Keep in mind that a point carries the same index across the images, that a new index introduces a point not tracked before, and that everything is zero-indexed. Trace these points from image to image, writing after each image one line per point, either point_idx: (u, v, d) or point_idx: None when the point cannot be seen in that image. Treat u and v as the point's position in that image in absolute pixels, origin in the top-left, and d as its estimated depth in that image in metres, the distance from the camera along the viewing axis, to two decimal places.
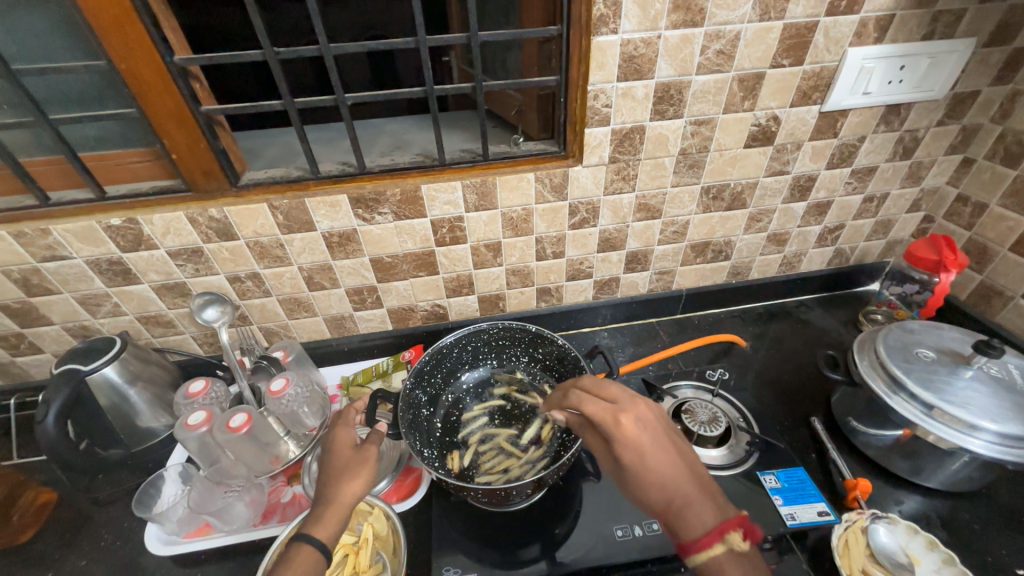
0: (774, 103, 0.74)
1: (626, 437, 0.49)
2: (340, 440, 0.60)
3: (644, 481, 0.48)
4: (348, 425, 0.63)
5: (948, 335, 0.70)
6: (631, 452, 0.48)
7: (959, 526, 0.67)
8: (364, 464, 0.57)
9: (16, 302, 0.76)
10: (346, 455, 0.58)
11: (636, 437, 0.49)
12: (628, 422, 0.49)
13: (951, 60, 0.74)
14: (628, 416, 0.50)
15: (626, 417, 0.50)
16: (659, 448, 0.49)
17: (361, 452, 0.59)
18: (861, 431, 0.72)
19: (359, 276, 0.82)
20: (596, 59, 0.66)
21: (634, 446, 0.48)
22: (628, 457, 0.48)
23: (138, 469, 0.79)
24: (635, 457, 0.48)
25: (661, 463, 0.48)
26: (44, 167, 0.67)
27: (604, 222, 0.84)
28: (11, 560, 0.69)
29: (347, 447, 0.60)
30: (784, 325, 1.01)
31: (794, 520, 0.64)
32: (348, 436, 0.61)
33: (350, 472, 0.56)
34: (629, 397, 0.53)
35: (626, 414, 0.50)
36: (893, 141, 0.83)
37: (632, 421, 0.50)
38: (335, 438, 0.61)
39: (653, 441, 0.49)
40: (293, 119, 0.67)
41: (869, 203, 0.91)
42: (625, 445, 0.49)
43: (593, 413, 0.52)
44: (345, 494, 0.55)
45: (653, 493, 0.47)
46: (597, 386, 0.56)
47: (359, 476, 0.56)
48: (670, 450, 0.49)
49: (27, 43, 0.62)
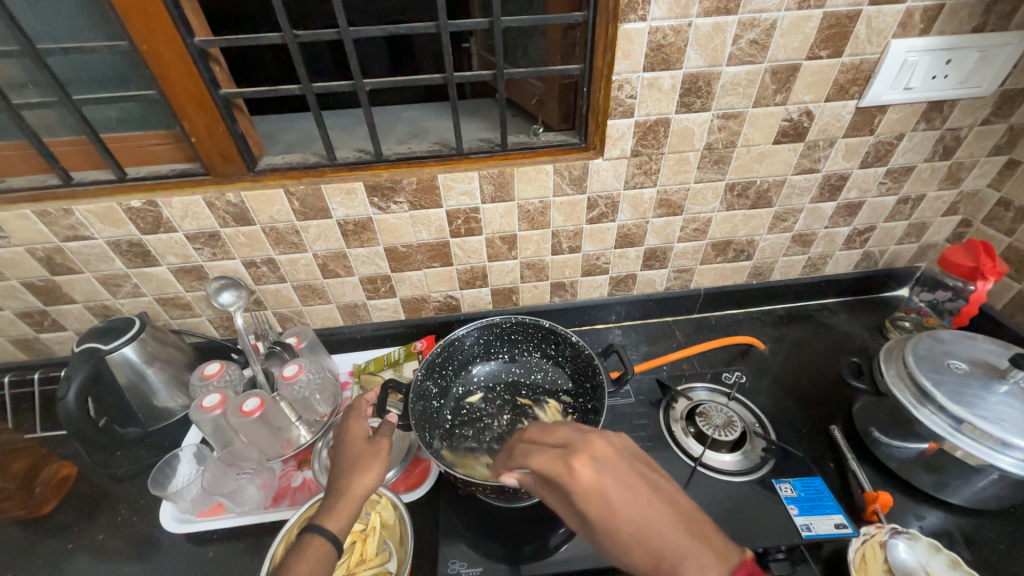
0: (808, 97, 0.71)
1: (587, 489, 0.40)
2: (355, 431, 0.61)
3: (624, 542, 0.38)
4: (363, 417, 0.63)
5: (980, 346, 0.67)
6: (599, 510, 0.39)
7: (984, 546, 0.64)
8: (378, 456, 0.58)
9: (40, 280, 0.77)
10: (360, 447, 0.58)
11: (599, 488, 0.39)
12: (582, 468, 0.40)
13: (1003, 54, 0.69)
14: (585, 459, 0.41)
15: (581, 465, 0.41)
16: (628, 492, 0.39)
17: (375, 444, 0.59)
18: (883, 443, 0.69)
19: (373, 264, 0.82)
20: (622, 48, 0.63)
21: (596, 498, 0.39)
22: (600, 517, 0.39)
23: (155, 448, 0.81)
24: (602, 512, 0.39)
25: (636, 512, 0.39)
26: (67, 148, 0.68)
27: (623, 217, 0.81)
28: (34, 530, 0.72)
29: (361, 439, 0.60)
30: (805, 328, 0.98)
31: (809, 531, 0.62)
32: (363, 428, 0.61)
33: (364, 463, 0.57)
34: (580, 436, 0.44)
35: (579, 460, 0.41)
36: (934, 140, 0.78)
37: (591, 468, 0.40)
38: (349, 429, 0.61)
39: (621, 488, 0.40)
40: (311, 104, 0.67)
41: (903, 205, 0.87)
42: (590, 499, 0.39)
43: (543, 466, 0.43)
44: (359, 486, 0.55)
45: (642, 554, 0.38)
46: (541, 429, 0.47)
47: (373, 468, 0.56)
48: (643, 491, 0.40)
49: (51, 22, 0.62)
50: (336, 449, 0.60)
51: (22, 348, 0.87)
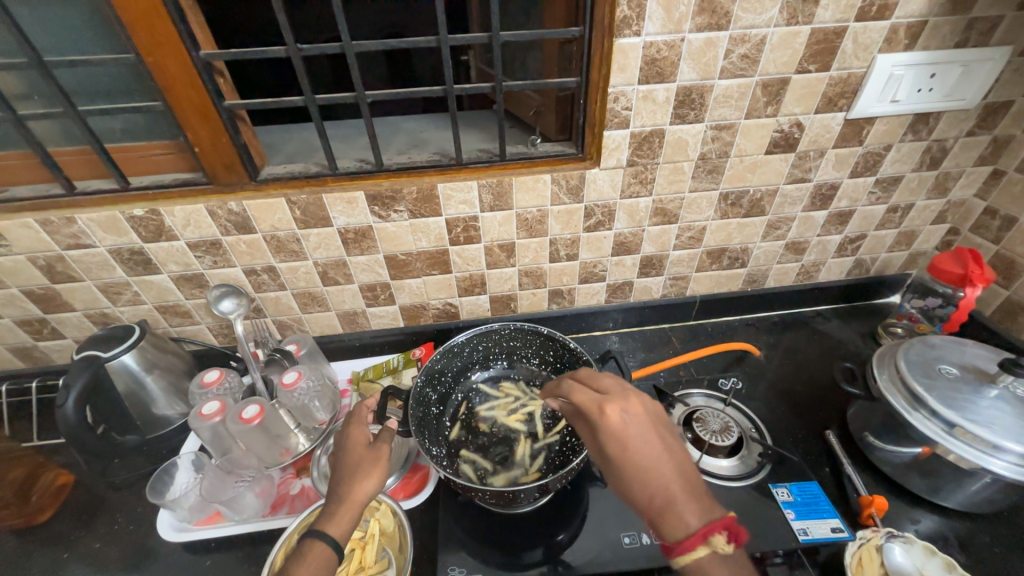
0: (798, 109, 0.73)
1: (612, 429, 0.45)
2: (355, 437, 0.61)
3: (626, 476, 0.44)
4: (363, 423, 0.63)
5: (970, 352, 0.68)
6: (615, 446, 0.45)
7: (978, 549, 0.65)
8: (379, 462, 0.58)
9: (41, 289, 0.78)
10: (360, 453, 0.59)
11: (621, 430, 0.45)
12: (613, 412, 0.46)
13: (985, 68, 0.72)
14: (616, 407, 0.47)
15: (614, 410, 0.46)
16: (645, 439, 0.45)
17: (375, 450, 0.59)
18: (877, 447, 0.70)
19: (373, 272, 0.83)
20: (618, 62, 0.65)
21: (617, 436, 0.45)
22: (614, 452, 0.45)
23: (153, 456, 0.81)
24: (619, 450, 0.45)
25: (645, 458, 0.44)
26: (70, 157, 0.69)
27: (620, 225, 0.83)
28: (29, 540, 0.71)
29: (361, 445, 0.60)
30: (800, 335, 0.99)
31: (806, 535, 0.62)
32: (363, 434, 0.61)
33: (364, 469, 0.57)
34: (621, 390, 0.49)
35: (613, 405, 0.47)
36: (921, 150, 0.80)
37: (619, 414, 0.46)
38: (350, 435, 0.61)
39: (640, 435, 0.45)
40: (313, 115, 0.68)
41: (892, 214, 0.89)
42: (611, 439, 0.45)
43: (581, 401, 0.49)
44: (360, 492, 0.55)
45: (634, 488, 0.44)
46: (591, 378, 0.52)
47: (373, 474, 0.57)
48: (657, 441, 0.45)
49: (57, 35, 0.63)
50: (336, 454, 0.60)
51: (20, 356, 0.86)
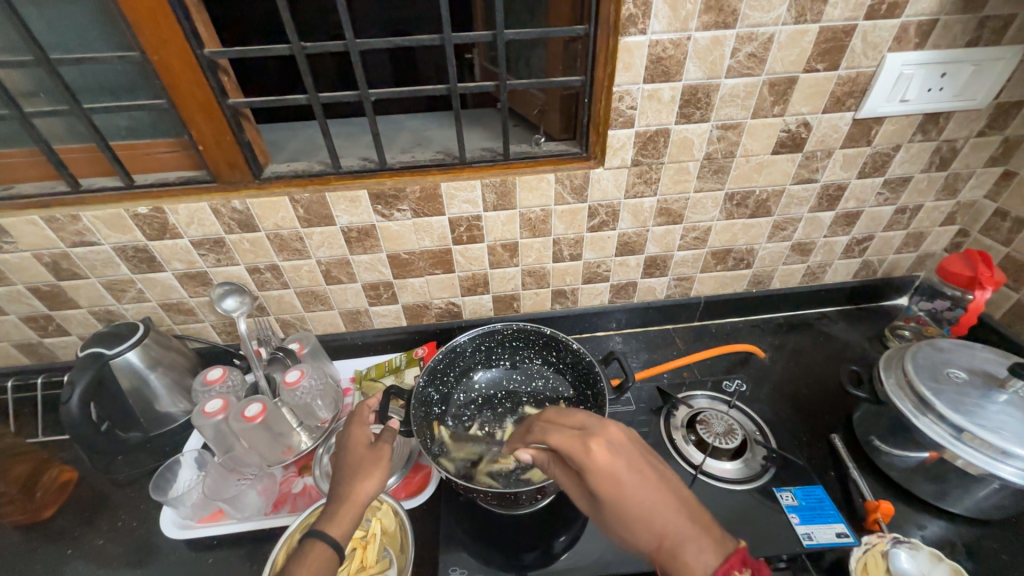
0: (806, 108, 0.72)
1: (600, 468, 0.44)
2: (356, 436, 0.61)
3: (628, 519, 0.43)
4: (364, 422, 0.63)
5: (979, 356, 0.67)
6: (609, 486, 0.43)
7: (986, 555, 0.64)
8: (379, 461, 0.58)
9: (46, 285, 0.78)
10: (361, 452, 0.59)
11: (610, 467, 0.44)
12: (597, 448, 0.45)
13: (997, 68, 0.71)
14: (600, 441, 0.46)
15: (595, 445, 0.45)
16: (637, 474, 0.44)
17: (376, 450, 0.59)
18: (884, 452, 0.69)
19: (375, 271, 0.83)
20: (623, 60, 0.65)
21: (608, 476, 0.44)
22: (607, 493, 0.43)
23: (156, 453, 0.81)
24: (613, 490, 0.43)
25: (643, 496, 0.43)
26: (76, 154, 0.69)
27: (624, 225, 0.82)
28: (34, 535, 0.72)
29: (363, 445, 0.60)
30: (805, 337, 0.98)
31: (810, 540, 0.62)
32: (364, 434, 0.61)
33: (365, 469, 0.57)
34: (597, 421, 0.48)
35: (595, 440, 0.46)
36: (930, 151, 0.79)
37: (604, 450, 0.45)
38: (351, 434, 0.61)
39: (631, 469, 0.44)
40: (317, 114, 0.68)
41: (900, 215, 0.88)
42: (601, 477, 0.44)
43: (559, 443, 0.47)
44: (360, 492, 0.55)
45: (641, 529, 0.42)
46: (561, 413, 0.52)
47: (374, 473, 0.57)
48: (651, 476, 0.44)
49: (64, 33, 0.63)
50: (337, 455, 0.60)
51: (26, 352, 0.87)
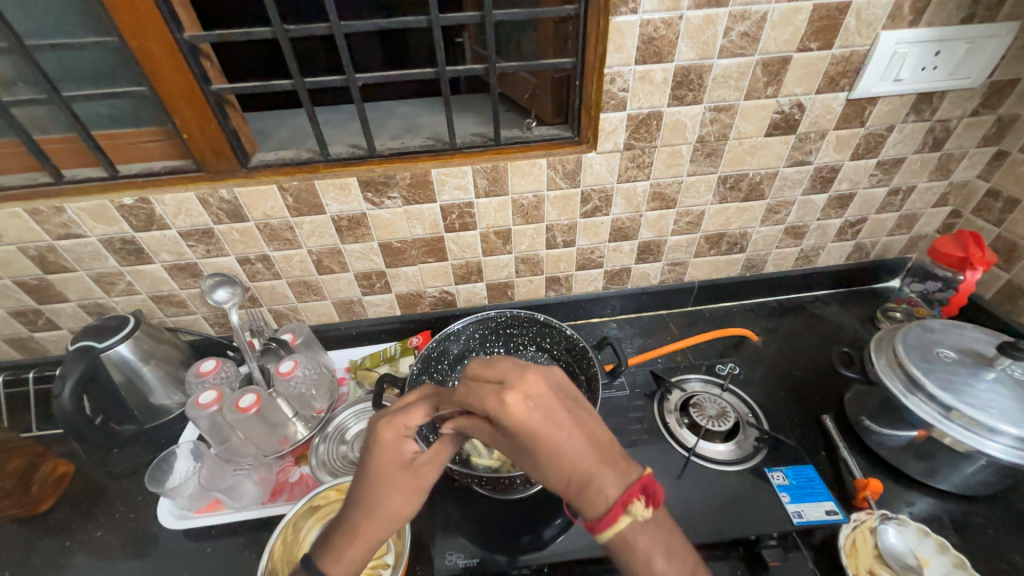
0: (799, 89, 0.71)
1: (513, 422, 0.38)
2: (391, 451, 0.49)
3: (539, 468, 0.39)
4: (403, 433, 0.49)
5: (969, 335, 0.68)
6: (520, 438, 0.39)
7: (972, 530, 0.66)
8: (416, 492, 0.49)
9: (33, 279, 0.77)
10: (397, 479, 0.48)
11: (523, 421, 0.38)
12: (514, 402, 0.38)
13: (991, 45, 0.70)
14: (518, 395, 0.39)
15: (512, 397, 0.39)
16: (551, 423, 0.38)
17: (414, 477, 0.49)
18: (874, 431, 0.70)
19: (368, 260, 0.82)
20: (614, 41, 0.64)
21: (518, 428, 0.38)
22: (517, 444, 0.38)
23: (152, 445, 0.81)
24: (524, 441, 0.38)
25: (553, 445, 0.38)
26: (58, 145, 0.68)
27: (617, 210, 0.82)
28: (32, 528, 0.72)
29: (399, 467, 0.49)
30: (798, 320, 0.99)
31: (800, 518, 0.63)
32: (400, 449, 0.49)
33: (400, 501, 0.49)
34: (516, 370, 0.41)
35: (510, 393, 0.39)
36: (924, 131, 0.79)
37: (522, 406, 0.38)
38: (382, 448, 0.49)
39: (542, 418, 0.38)
40: (303, 100, 0.66)
41: (894, 196, 0.88)
42: (514, 430, 0.38)
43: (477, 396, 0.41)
44: (386, 524, 0.49)
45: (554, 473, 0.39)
46: (483, 363, 0.44)
47: (407, 506, 0.49)
48: (564, 421, 0.39)
49: (40, 18, 0.61)
50: (364, 467, 0.49)
51: (16, 347, 0.86)
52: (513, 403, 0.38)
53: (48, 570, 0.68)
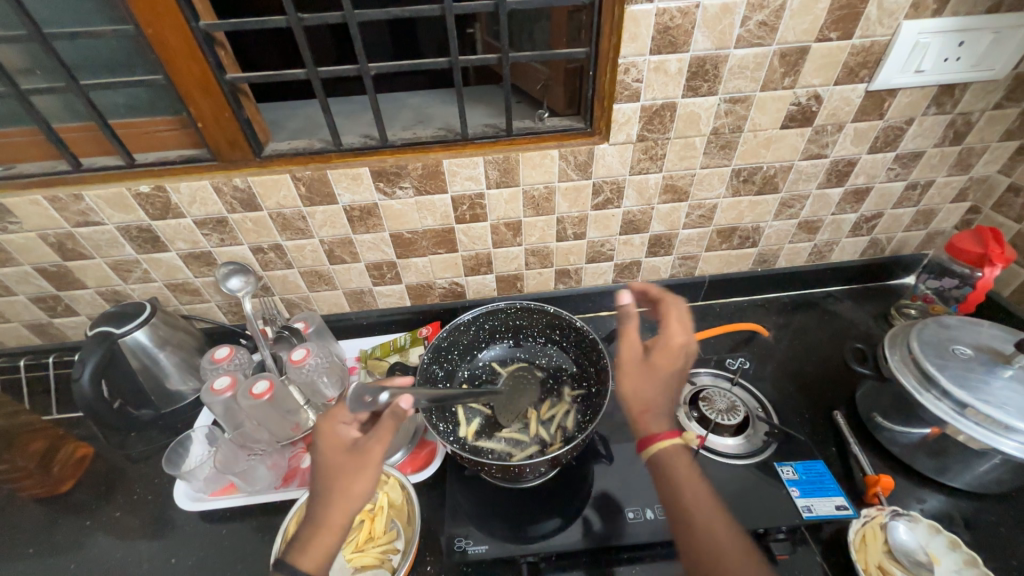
0: (817, 80, 0.70)
1: (671, 346, 0.60)
2: (332, 440, 0.56)
3: (645, 385, 0.58)
4: (341, 421, 0.57)
5: (986, 332, 0.67)
6: (651, 361, 0.59)
7: (984, 528, 0.65)
8: (363, 469, 0.53)
9: (52, 266, 0.79)
10: (342, 459, 0.54)
11: (672, 351, 0.60)
12: (680, 339, 0.60)
13: (1017, 35, 0.68)
14: (683, 338, 0.61)
15: (676, 329, 0.61)
16: (676, 367, 0.59)
17: (356, 456, 0.54)
18: (885, 428, 0.70)
19: (379, 251, 0.82)
20: (629, 30, 0.63)
21: (667, 353, 0.60)
22: (644, 360, 0.60)
23: (167, 430, 0.83)
24: (664, 362, 0.59)
25: (665, 377, 0.59)
26: (77, 134, 0.69)
27: (628, 203, 0.81)
28: (53, 508, 0.74)
29: (343, 450, 0.55)
30: (810, 316, 0.98)
31: (810, 512, 0.63)
32: (342, 436, 0.56)
33: (348, 480, 0.52)
34: (683, 327, 0.62)
35: (678, 333, 0.61)
36: (944, 124, 0.77)
37: (682, 344, 0.60)
38: (324, 437, 0.56)
39: (676, 360, 0.60)
40: (316, 89, 0.67)
41: (911, 191, 0.86)
42: (663, 350, 0.60)
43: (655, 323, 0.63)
44: (341, 506, 0.51)
45: (647, 403, 0.57)
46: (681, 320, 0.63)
47: (359, 484, 0.52)
48: (677, 375, 0.59)
49: (58, 7, 0.62)
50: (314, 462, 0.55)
51: (37, 332, 0.88)
52: (680, 339, 0.60)
53: (70, 548, 0.70)
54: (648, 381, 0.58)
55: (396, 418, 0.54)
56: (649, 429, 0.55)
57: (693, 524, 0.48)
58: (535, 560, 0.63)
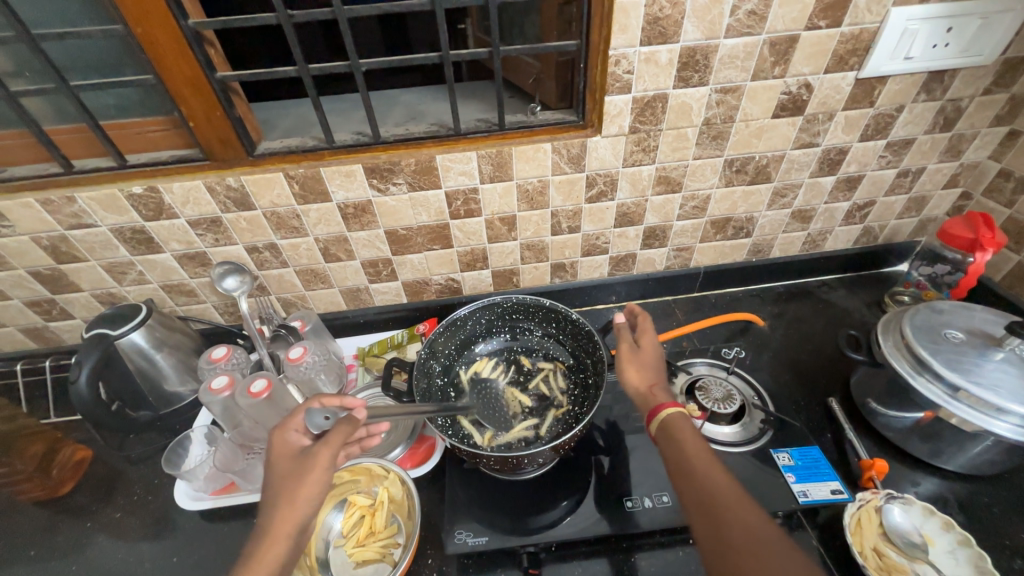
0: (807, 69, 0.70)
1: (647, 332, 0.67)
2: (280, 447, 0.54)
3: (645, 366, 0.63)
4: (291, 429, 0.55)
5: (978, 316, 0.67)
6: (639, 348, 0.65)
7: (978, 509, 0.66)
8: (307, 476, 0.50)
9: (46, 269, 0.78)
10: (287, 466, 0.52)
11: (650, 338, 0.67)
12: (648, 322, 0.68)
13: (1005, 21, 0.69)
14: (647, 321, 0.69)
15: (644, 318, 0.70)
16: (658, 350, 0.65)
17: (301, 462, 0.51)
18: (879, 413, 0.70)
19: (374, 248, 0.83)
20: (619, 22, 0.63)
21: (648, 341, 0.66)
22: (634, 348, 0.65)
23: (166, 431, 0.83)
24: (649, 348, 0.65)
25: (655, 359, 0.64)
26: (66, 135, 0.68)
27: (622, 195, 0.82)
28: (54, 510, 0.75)
29: (290, 457, 0.53)
30: (805, 305, 0.98)
31: (806, 497, 0.63)
32: (291, 442, 0.54)
33: (290, 485, 0.50)
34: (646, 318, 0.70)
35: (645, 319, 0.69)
36: (934, 111, 0.78)
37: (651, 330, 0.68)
38: (274, 445, 0.54)
39: (656, 345, 0.66)
40: (307, 87, 0.67)
41: (903, 178, 0.87)
42: (646, 339, 0.67)
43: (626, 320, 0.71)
44: (287, 515, 0.49)
45: (650, 378, 0.61)
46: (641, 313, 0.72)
47: (303, 490, 0.50)
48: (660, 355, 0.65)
49: (45, 8, 0.61)
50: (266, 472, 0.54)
51: (32, 336, 0.88)
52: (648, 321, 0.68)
53: (71, 550, 0.70)
54: (644, 361, 0.63)
55: (350, 422, 0.54)
56: (656, 401, 0.59)
57: (693, 474, 0.50)
58: (535, 550, 0.63)
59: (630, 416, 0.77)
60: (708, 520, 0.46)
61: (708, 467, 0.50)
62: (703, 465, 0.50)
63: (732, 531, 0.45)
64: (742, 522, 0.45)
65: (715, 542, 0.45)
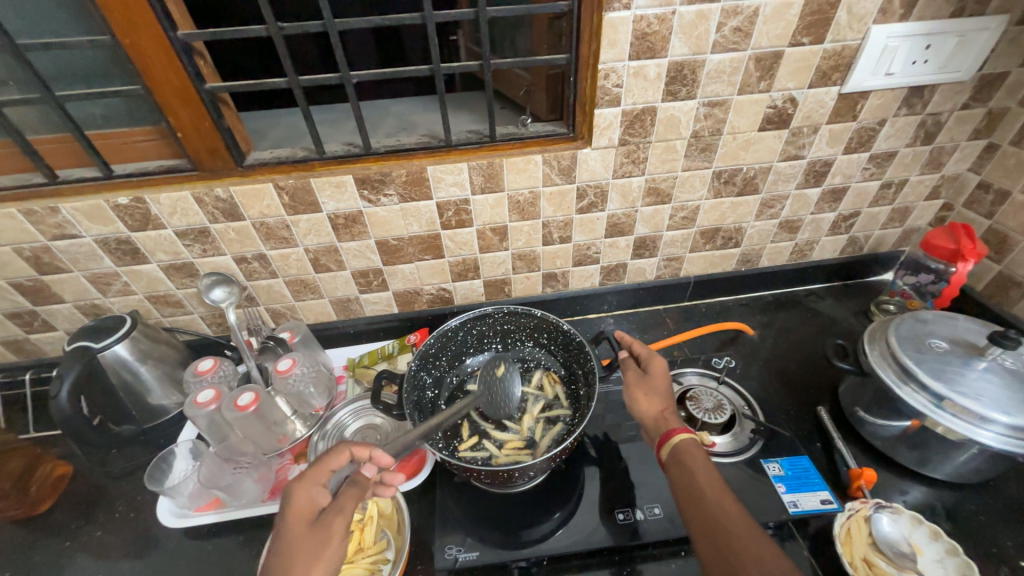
0: (792, 83, 0.72)
1: (649, 355, 0.68)
2: (302, 505, 0.51)
3: (653, 394, 0.64)
4: (316, 484, 0.53)
5: (961, 326, 0.68)
6: (647, 375, 0.66)
7: (965, 517, 0.66)
8: (324, 548, 0.49)
9: (28, 280, 0.77)
10: (304, 533, 0.49)
11: (654, 361, 0.67)
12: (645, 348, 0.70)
13: (981, 39, 0.71)
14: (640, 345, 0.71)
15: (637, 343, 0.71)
16: (663, 374, 0.66)
17: (320, 530, 0.50)
18: (868, 422, 0.71)
19: (364, 258, 0.82)
20: (608, 37, 0.64)
21: (655, 364, 0.67)
22: (642, 375, 0.66)
23: (151, 445, 0.81)
24: (657, 372, 0.66)
25: (663, 385, 0.65)
26: (50, 145, 0.67)
27: (612, 206, 0.82)
28: (31, 529, 0.72)
29: (308, 519, 0.51)
30: (794, 314, 1.00)
31: (796, 507, 0.64)
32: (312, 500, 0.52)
33: (309, 556, 0.48)
34: (640, 344, 0.71)
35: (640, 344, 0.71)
36: (915, 125, 0.80)
37: (650, 353, 0.69)
38: (295, 500, 0.51)
39: (661, 369, 0.66)
40: (297, 98, 0.66)
41: (886, 190, 0.89)
42: (652, 362, 0.67)
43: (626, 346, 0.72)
44: None
45: (659, 405, 0.62)
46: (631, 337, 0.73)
47: (319, 564, 0.48)
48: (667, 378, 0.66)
49: (31, 18, 0.61)
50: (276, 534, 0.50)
51: (13, 349, 0.86)
52: (644, 346, 0.70)
53: (49, 570, 0.68)
54: (653, 387, 0.64)
55: (360, 485, 0.53)
56: (667, 427, 0.60)
57: (702, 499, 0.50)
58: (526, 564, 0.63)
59: (622, 426, 0.78)
60: (714, 543, 0.47)
61: (718, 494, 0.51)
62: (714, 492, 0.51)
63: (739, 556, 0.45)
64: (749, 548, 0.46)
65: (721, 565, 0.45)
